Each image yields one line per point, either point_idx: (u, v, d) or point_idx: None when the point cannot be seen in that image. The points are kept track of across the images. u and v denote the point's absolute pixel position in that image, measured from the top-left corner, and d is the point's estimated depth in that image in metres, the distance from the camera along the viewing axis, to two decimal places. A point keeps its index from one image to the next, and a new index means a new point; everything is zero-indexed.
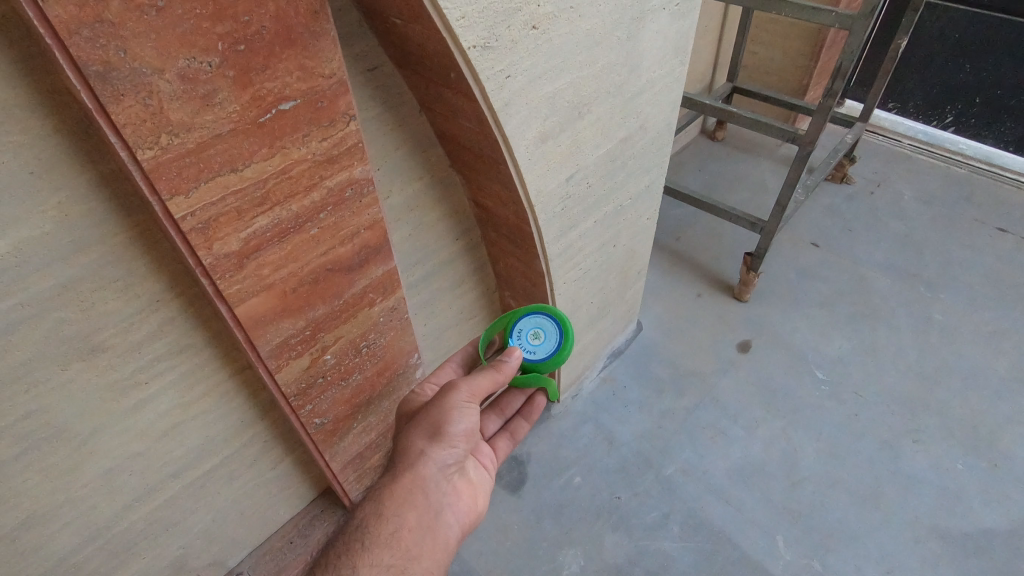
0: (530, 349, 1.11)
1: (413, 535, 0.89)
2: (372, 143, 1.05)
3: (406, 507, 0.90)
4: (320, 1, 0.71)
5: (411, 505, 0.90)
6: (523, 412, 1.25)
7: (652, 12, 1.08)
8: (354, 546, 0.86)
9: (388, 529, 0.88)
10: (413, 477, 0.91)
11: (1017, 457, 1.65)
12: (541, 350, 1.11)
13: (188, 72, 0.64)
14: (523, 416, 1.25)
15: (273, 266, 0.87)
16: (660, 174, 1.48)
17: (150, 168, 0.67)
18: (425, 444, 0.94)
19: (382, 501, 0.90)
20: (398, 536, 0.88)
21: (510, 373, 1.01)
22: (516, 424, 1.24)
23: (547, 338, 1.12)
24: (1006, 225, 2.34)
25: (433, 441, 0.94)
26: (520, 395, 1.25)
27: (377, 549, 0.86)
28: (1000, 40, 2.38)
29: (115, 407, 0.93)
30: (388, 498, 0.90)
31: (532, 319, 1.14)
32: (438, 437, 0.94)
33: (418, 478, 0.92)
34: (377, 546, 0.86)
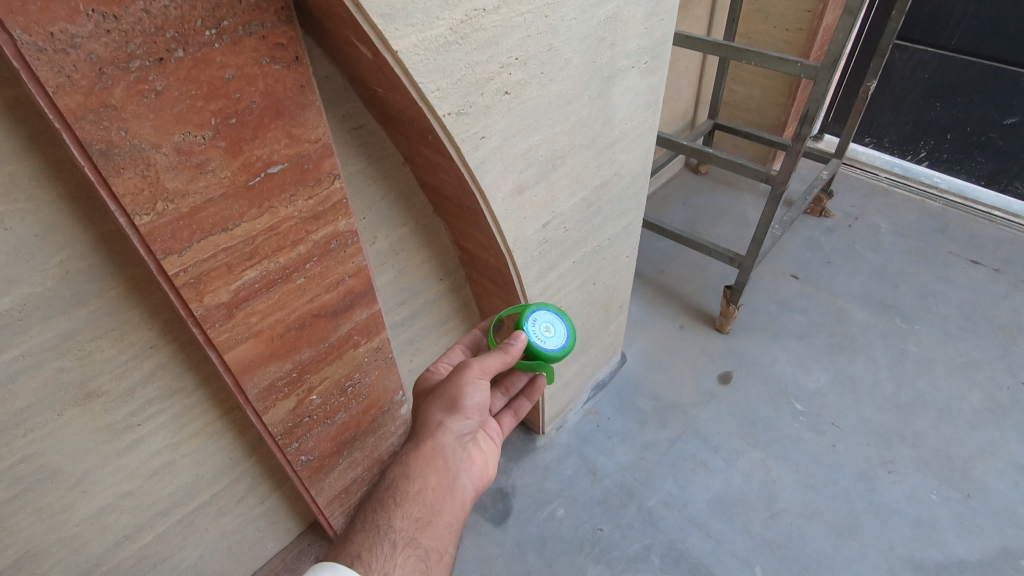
0: (541, 338, 1.02)
1: (438, 494, 0.90)
2: (357, 194, 1.11)
3: (429, 469, 0.91)
4: (306, 77, 0.78)
5: (433, 468, 0.91)
6: (523, 390, 1.20)
7: (622, 71, 1.15)
8: (385, 502, 0.88)
9: (414, 489, 0.89)
10: (435, 444, 0.93)
11: (989, 487, 1.69)
12: (553, 343, 1.03)
13: (183, 145, 0.70)
14: (523, 394, 1.20)
15: (261, 315, 0.92)
16: (638, 215, 1.54)
17: (147, 232, 0.72)
18: (444, 414, 0.94)
19: (407, 463, 0.91)
20: (424, 495, 0.89)
21: (518, 355, 0.96)
22: (519, 402, 1.19)
23: (558, 331, 1.06)
24: (980, 257, 2.42)
25: (451, 412, 0.94)
26: (523, 376, 1.20)
27: (405, 507, 0.87)
28: (968, 81, 2.49)
29: (107, 449, 0.97)
30: (412, 462, 0.91)
31: (544, 314, 1.07)
32: (455, 410, 0.94)
33: (438, 446, 0.93)
34: (403, 504, 0.88)
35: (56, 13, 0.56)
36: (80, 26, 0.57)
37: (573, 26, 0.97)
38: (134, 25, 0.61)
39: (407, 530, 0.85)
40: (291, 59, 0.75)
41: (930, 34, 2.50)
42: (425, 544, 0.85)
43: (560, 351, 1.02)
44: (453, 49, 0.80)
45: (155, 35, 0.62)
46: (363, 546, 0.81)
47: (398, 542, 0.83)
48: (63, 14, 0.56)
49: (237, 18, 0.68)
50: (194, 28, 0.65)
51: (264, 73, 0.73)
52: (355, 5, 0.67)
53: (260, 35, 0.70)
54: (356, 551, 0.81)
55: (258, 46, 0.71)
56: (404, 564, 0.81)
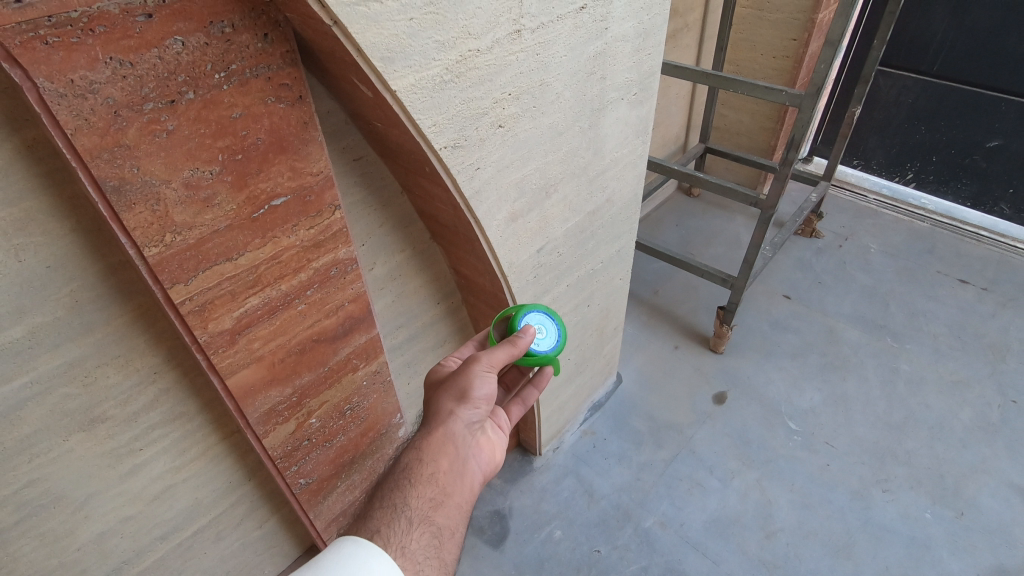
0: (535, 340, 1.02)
1: (451, 477, 0.86)
2: (356, 222, 1.15)
3: (441, 454, 0.87)
4: (310, 114, 0.82)
5: (444, 453, 0.87)
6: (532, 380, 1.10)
7: (611, 103, 1.20)
8: (399, 484, 0.84)
9: (426, 472, 0.85)
10: (445, 431, 0.88)
11: (981, 506, 1.71)
12: (545, 344, 1.03)
13: (192, 180, 0.73)
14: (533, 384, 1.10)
15: (263, 340, 0.94)
16: (630, 239, 1.58)
17: (155, 263, 0.75)
18: (452, 404, 0.89)
19: (419, 448, 0.87)
20: (436, 478, 0.85)
21: (525, 349, 0.94)
22: (527, 391, 1.11)
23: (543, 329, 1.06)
24: (968, 277, 2.46)
25: (460, 400, 0.89)
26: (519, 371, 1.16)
27: (419, 487, 0.83)
28: (950, 105, 2.57)
29: (110, 473, 0.98)
30: (424, 447, 0.87)
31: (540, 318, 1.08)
32: (463, 400, 0.89)
33: (448, 434, 0.88)
34: (416, 485, 0.83)
35: (77, 61, 0.59)
36: (99, 73, 0.61)
37: (564, 62, 1.02)
38: (149, 70, 0.65)
39: (421, 508, 0.81)
40: (295, 98, 0.79)
41: (912, 60, 2.58)
42: (439, 521, 0.81)
43: (552, 352, 1.02)
44: (448, 87, 0.85)
45: (167, 79, 0.66)
46: (382, 521, 0.78)
47: (413, 518, 0.79)
48: (83, 62, 0.60)
49: (245, 62, 0.72)
50: (204, 72, 0.69)
51: (270, 112, 0.77)
52: (356, 49, 0.71)
53: (267, 77, 0.75)
54: (375, 526, 0.77)
55: (264, 86, 0.75)
56: (419, 540, 0.77)
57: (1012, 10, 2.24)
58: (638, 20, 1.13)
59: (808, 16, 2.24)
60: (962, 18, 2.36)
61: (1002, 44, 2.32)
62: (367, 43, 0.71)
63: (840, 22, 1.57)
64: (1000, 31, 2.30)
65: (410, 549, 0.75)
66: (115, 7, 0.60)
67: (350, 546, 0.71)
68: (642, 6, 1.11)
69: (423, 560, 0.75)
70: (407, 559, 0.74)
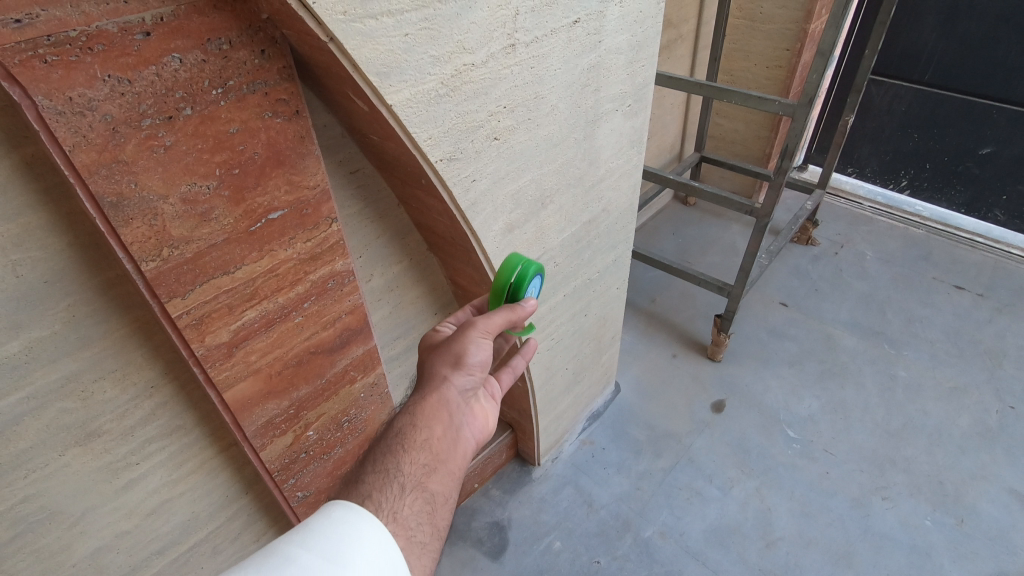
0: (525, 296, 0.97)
1: (445, 444, 0.78)
2: (353, 233, 1.15)
3: (435, 420, 0.78)
4: (306, 128, 0.83)
5: (439, 419, 0.79)
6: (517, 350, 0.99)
7: (606, 114, 1.21)
8: (390, 449, 0.75)
9: (419, 437, 0.76)
10: (440, 396, 0.80)
11: (982, 512, 1.70)
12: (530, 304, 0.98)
13: (189, 195, 0.74)
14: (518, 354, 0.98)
15: (260, 353, 0.94)
16: (626, 248, 1.59)
17: (152, 277, 0.75)
18: (447, 368, 0.82)
19: (412, 413, 0.79)
20: (430, 444, 0.77)
21: (525, 317, 0.89)
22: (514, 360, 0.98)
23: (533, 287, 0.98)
24: (963, 283, 2.47)
25: (456, 364, 0.83)
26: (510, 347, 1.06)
27: (411, 452, 0.75)
28: (942, 113, 2.59)
29: (106, 488, 0.98)
30: (416, 412, 0.79)
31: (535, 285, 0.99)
32: (459, 365, 0.83)
33: (443, 399, 0.81)
34: (408, 450, 0.75)
35: (75, 79, 0.60)
36: (97, 90, 0.62)
37: (558, 74, 1.03)
38: (147, 87, 0.65)
39: (415, 475, 0.73)
40: (292, 112, 0.80)
41: (903, 69, 2.61)
42: (432, 488, 0.73)
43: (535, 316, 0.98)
44: (443, 102, 0.86)
45: (165, 96, 0.67)
46: (373, 486, 0.69)
47: (406, 484, 0.71)
48: (82, 80, 0.60)
49: (243, 78, 0.73)
50: (201, 88, 0.70)
51: (267, 126, 0.78)
52: (352, 66, 0.72)
53: (264, 92, 0.76)
54: (366, 490, 0.69)
55: (261, 102, 0.76)
56: (413, 506, 0.69)
57: (1001, 19, 2.27)
58: (632, 32, 1.14)
59: (801, 27, 2.26)
60: (952, 27, 2.39)
61: (992, 52, 2.35)
62: (363, 59, 0.72)
63: (831, 33, 1.59)
64: (990, 40, 2.33)
65: (402, 515, 0.67)
66: (114, 25, 0.60)
67: (340, 509, 0.64)
68: (635, 19, 1.13)
69: (416, 526, 0.67)
70: (399, 525, 0.66)
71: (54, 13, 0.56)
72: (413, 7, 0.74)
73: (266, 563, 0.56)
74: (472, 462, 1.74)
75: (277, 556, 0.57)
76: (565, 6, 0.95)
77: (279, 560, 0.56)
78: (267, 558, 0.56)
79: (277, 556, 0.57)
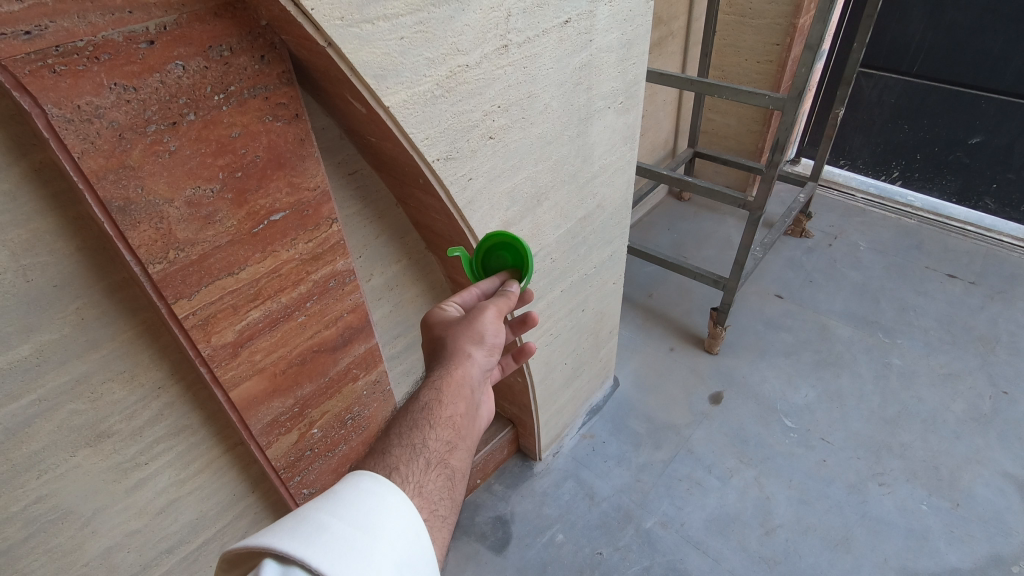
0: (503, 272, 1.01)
1: (466, 421, 0.80)
2: (354, 234, 1.18)
3: (459, 396, 0.80)
4: (306, 131, 0.85)
5: (462, 396, 0.80)
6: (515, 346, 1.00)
7: (598, 112, 1.23)
8: (417, 424, 0.76)
9: (444, 413, 0.77)
10: (464, 372, 0.83)
11: (977, 495, 1.73)
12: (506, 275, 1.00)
13: (193, 199, 0.76)
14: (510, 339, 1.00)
15: (264, 352, 0.96)
16: (621, 243, 1.62)
17: (159, 279, 0.77)
18: (470, 345, 0.85)
19: (438, 388, 0.79)
20: (453, 420, 0.78)
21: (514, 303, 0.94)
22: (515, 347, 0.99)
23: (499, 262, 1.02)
24: (956, 271, 2.50)
25: (477, 342, 0.86)
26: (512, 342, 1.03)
27: (436, 429, 0.76)
28: (932, 104, 2.62)
29: (116, 487, 1.00)
30: (443, 387, 0.80)
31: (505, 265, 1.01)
32: (480, 342, 0.86)
33: (466, 376, 0.82)
34: (433, 427, 0.76)
35: (82, 88, 0.62)
36: (104, 98, 0.64)
37: (550, 73, 1.05)
38: (151, 94, 0.67)
39: (438, 450, 0.74)
40: (292, 116, 0.82)
41: (892, 61, 2.64)
42: (453, 465, 0.75)
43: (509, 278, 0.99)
44: (439, 102, 0.88)
45: (168, 102, 0.69)
46: (400, 459, 0.71)
47: (430, 460, 0.73)
48: (89, 88, 0.62)
49: (244, 82, 0.75)
50: (204, 94, 0.72)
51: (267, 130, 0.80)
52: (350, 69, 0.74)
53: (264, 97, 0.78)
54: (392, 462, 0.70)
55: (262, 106, 0.78)
56: (436, 482, 0.71)
57: (986, 10, 2.30)
58: (622, 30, 1.16)
59: (790, 21, 2.29)
60: (939, 19, 2.42)
61: (979, 42, 2.38)
62: (360, 62, 0.74)
63: (818, 28, 1.61)
64: (975, 31, 2.36)
65: (426, 489, 0.69)
66: (119, 35, 0.62)
67: (367, 480, 0.65)
68: (625, 17, 1.15)
69: (438, 501, 0.69)
70: (422, 499, 0.68)
71: (61, 24, 0.58)
72: (407, 11, 0.76)
73: (298, 528, 0.58)
74: (474, 458, 1.76)
75: (309, 522, 0.58)
76: (556, 7, 0.98)
77: (312, 526, 0.58)
78: (298, 523, 0.58)
79: (309, 522, 0.59)
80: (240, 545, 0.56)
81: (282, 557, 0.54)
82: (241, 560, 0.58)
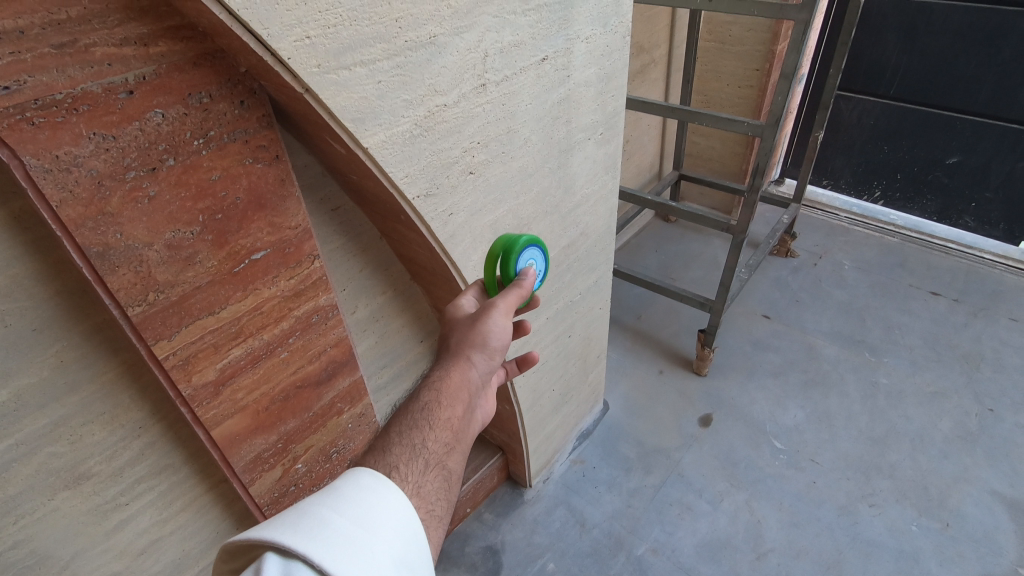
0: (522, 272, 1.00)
1: (463, 425, 0.79)
2: (338, 268, 1.18)
3: (457, 399, 0.79)
4: (287, 172, 0.86)
5: (461, 399, 0.80)
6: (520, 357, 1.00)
7: (578, 143, 1.26)
8: (416, 424, 0.76)
9: (443, 416, 0.77)
10: (462, 375, 0.82)
11: (966, 515, 1.73)
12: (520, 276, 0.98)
13: (174, 242, 0.76)
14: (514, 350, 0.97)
15: (246, 390, 0.96)
16: (606, 269, 1.63)
17: (138, 321, 0.77)
18: (471, 348, 0.84)
19: (438, 389, 0.79)
20: (451, 423, 0.77)
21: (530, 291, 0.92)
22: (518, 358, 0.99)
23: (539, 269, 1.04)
24: (940, 289, 2.53)
25: (478, 346, 0.84)
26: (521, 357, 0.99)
27: (436, 430, 0.76)
28: (909, 126, 2.68)
29: (95, 530, 0.98)
30: (442, 388, 0.80)
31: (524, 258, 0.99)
32: (482, 347, 0.85)
33: (465, 379, 0.82)
34: (433, 427, 0.76)
35: (61, 139, 0.63)
36: (83, 147, 0.65)
37: (529, 109, 1.07)
38: (130, 142, 0.68)
39: (436, 452, 0.74)
40: (272, 157, 0.84)
41: (869, 85, 2.70)
42: (451, 467, 0.74)
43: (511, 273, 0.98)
44: (418, 141, 0.90)
45: (148, 149, 0.70)
46: (401, 458, 0.71)
47: (429, 462, 0.72)
48: (68, 139, 0.63)
49: (223, 128, 0.77)
50: (184, 140, 0.73)
51: (247, 172, 0.81)
52: (328, 113, 0.75)
53: (243, 140, 0.79)
54: (394, 462, 0.70)
55: (242, 149, 0.80)
56: (434, 483, 0.70)
57: (957, 35, 2.38)
58: (599, 65, 1.19)
59: (768, 48, 2.35)
60: (912, 44, 2.49)
61: (951, 66, 2.45)
62: (338, 107, 0.75)
63: (793, 57, 1.65)
64: (948, 55, 2.43)
65: (424, 489, 0.69)
66: (98, 87, 0.64)
67: (368, 477, 0.65)
68: (602, 53, 1.19)
69: (436, 501, 0.69)
70: (420, 499, 0.68)
71: (41, 79, 0.59)
72: (384, 56, 0.78)
73: (299, 523, 0.58)
74: (464, 487, 1.75)
75: (310, 517, 0.59)
76: (532, 46, 1.01)
77: (314, 520, 0.58)
78: (300, 517, 0.59)
79: (309, 517, 0.59)
80: (241, 538, 0.56)
81: (284, 550, 0.54)
82: (241, 551, 0.58)
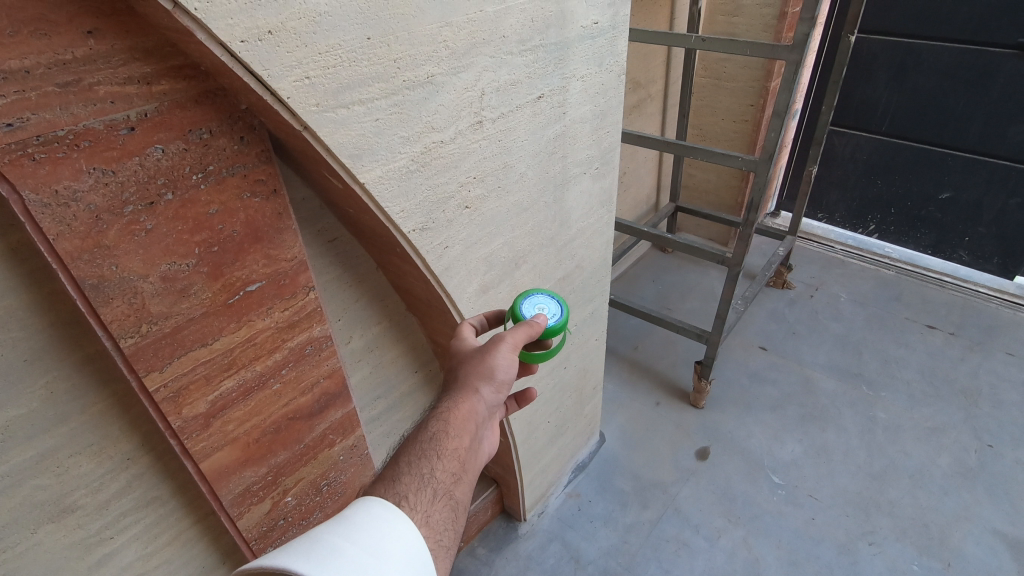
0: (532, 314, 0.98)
1: (470, 455, 0.79)
2: (332, 299, 1.19)
3: (464, 430, 0.79)
4: (284, 206, 0.87)
5: (467, 430, 0.80)
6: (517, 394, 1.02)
7: (574, 177, 1.28)
8: (425, 453, 0.76)
9: (450, 446, 0.77)
10: (470, 408, 0.82)
11: (968, 554, 1.70)
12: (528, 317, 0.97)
13: (169, 274, 0.77)
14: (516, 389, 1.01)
15: (237, 421, 0.95)
16: (602, 301, 1.64)
17: (130, 353, 0.77)
18: (479, 380, 0.84)
19: (445, 419, 0.79)
20: (458, 453, 0.77)
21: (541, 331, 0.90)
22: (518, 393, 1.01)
23: (554, 312, 0.98)
24: (936, 322, 2.54)
25: (487, 378, 0.85)
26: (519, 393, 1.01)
27: (443, 460, 0.76)
28: (901, 161, 2.72)
29: (77, 565, 0.96)
30: (450, 419, 0.79)
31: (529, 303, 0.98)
32: (490, 379, 0.85)
33: (472, 411, 0.82)
34: (440, 457, 0.76)
35: (61, 173, 0.64)
36: (81, 182, 0.66)
37: (524, 145, 1.09)
38: (129, 176, 0.69)
39: (444, 481, 0.74)
40: (270, 191, 0.85)
41: (861, 121, 2.75)
42: (458, 497, 0.74)
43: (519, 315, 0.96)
44: (415, 176, 0.91)
45: (147, 183, 0.71)
46: (409, 487, 0.70)
47: (437, 492, 0.72)
48: (67, 174, 0.64)
49: (222, 162, 0.78)
50: (183, 175, 0.74)
51: (246, 206, 0.82)
52: (325, 149, 0.77)
53: (242, 174, 0.81)
54: (402, 491, 0.69)
55: (240, 183, 0.81)
56: (442, 512, 0.70)
57: (946, 74, 2.44)
58: (595, 103, 1.22)
59: (762, 84, 2.41)
60: (902, 82, 2.56)
61: (941, 105, 2.50)
62: (335, 144, 0.77)
63: (784, 96, 1.69)
64: (938, 93, 2.49)
65: (433, 519, 0.68)
66: (99, 123, 0.65)
67: (378, 507, 0.65)
68: (597, 91, 1.21)
69: (443, 531, 0.69)
70: (429, 529, 0.67)
71: (43, 116, 0.61)
72: (382, 95, 0.80)
73: (310, 550, 0.56)
74: None
75: (321, 545, 0.57)
76: (529, 85, 1.03)
77: (325, 548, 0.57)
78: (311, 545, 0.57)
79: (320, 545, 0.57)
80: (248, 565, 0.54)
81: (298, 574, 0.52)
82: None
